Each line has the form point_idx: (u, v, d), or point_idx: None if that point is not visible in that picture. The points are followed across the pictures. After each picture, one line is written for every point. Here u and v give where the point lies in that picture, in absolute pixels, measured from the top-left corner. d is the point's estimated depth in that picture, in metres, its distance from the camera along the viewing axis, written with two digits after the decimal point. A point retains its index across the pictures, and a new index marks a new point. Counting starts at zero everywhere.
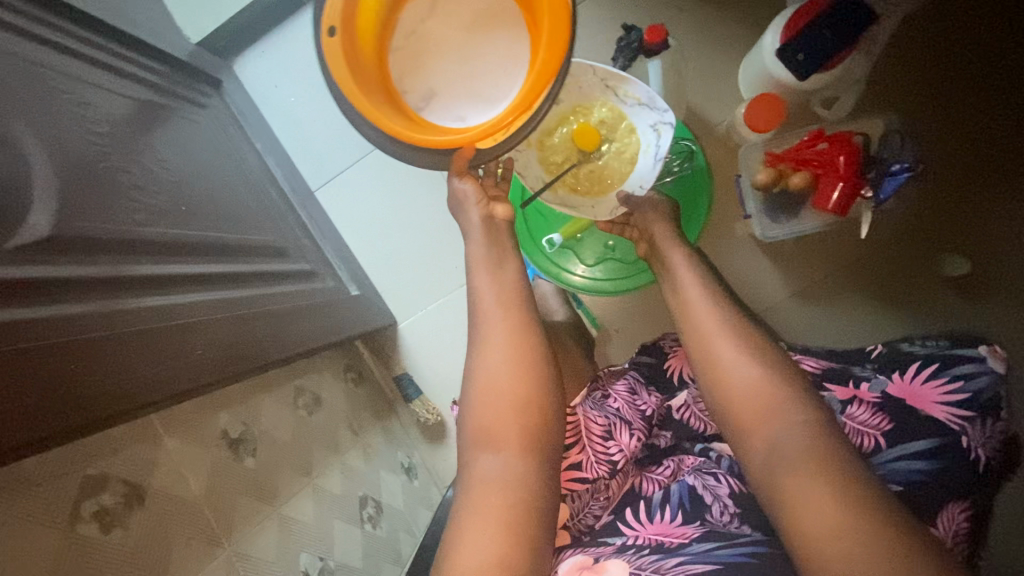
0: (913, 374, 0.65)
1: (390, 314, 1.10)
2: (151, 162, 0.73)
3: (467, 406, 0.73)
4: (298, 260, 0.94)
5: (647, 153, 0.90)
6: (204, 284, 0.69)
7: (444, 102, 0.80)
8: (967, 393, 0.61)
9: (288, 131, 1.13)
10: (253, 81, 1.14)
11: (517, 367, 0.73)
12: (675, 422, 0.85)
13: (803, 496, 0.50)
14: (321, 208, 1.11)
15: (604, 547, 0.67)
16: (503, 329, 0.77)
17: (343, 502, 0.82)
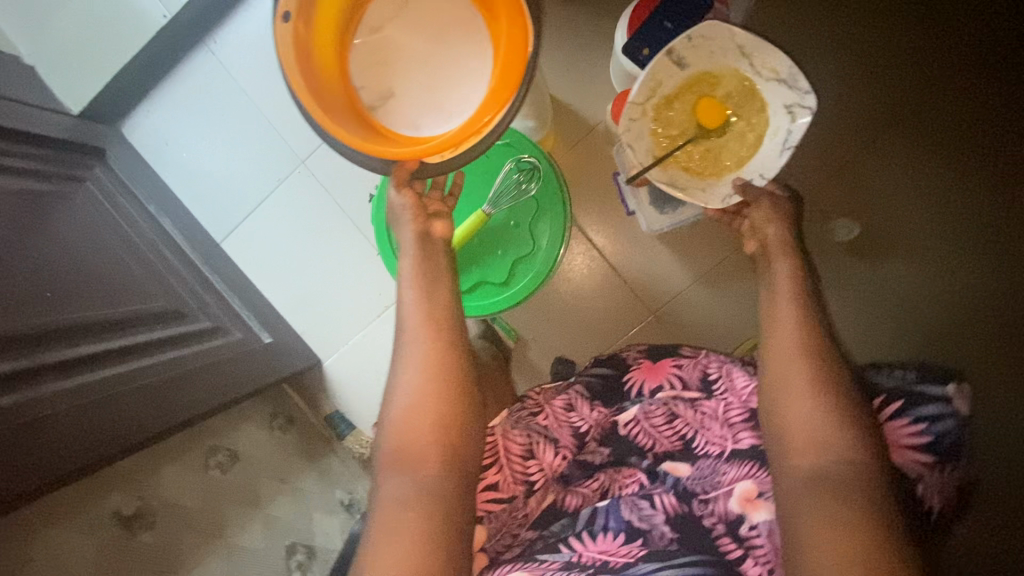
0: (881, 413, 0.61)
1: (313, 354, 1.10)
2: (18, 254, 0.73)
3: (387, 425, 0.68)
4: (200, 318, 0.94)
5: (775, 135, 0.80)
6: (77, 368, 0.70)
7: (402, 104, 0.73)
8: (932, 436, 0.58)
9: (186, 187, 1.13)
10: (145, 143, 1.13)
11: (428, 373, 0.68)
12: (620, 439, 0.73)
13: (822, 537, 0.51)
14: (229, 259, 1.11)
15: (546, 563, 0.63)
16: (421, 334, 0.72)
17: (266, 556, 0.83)
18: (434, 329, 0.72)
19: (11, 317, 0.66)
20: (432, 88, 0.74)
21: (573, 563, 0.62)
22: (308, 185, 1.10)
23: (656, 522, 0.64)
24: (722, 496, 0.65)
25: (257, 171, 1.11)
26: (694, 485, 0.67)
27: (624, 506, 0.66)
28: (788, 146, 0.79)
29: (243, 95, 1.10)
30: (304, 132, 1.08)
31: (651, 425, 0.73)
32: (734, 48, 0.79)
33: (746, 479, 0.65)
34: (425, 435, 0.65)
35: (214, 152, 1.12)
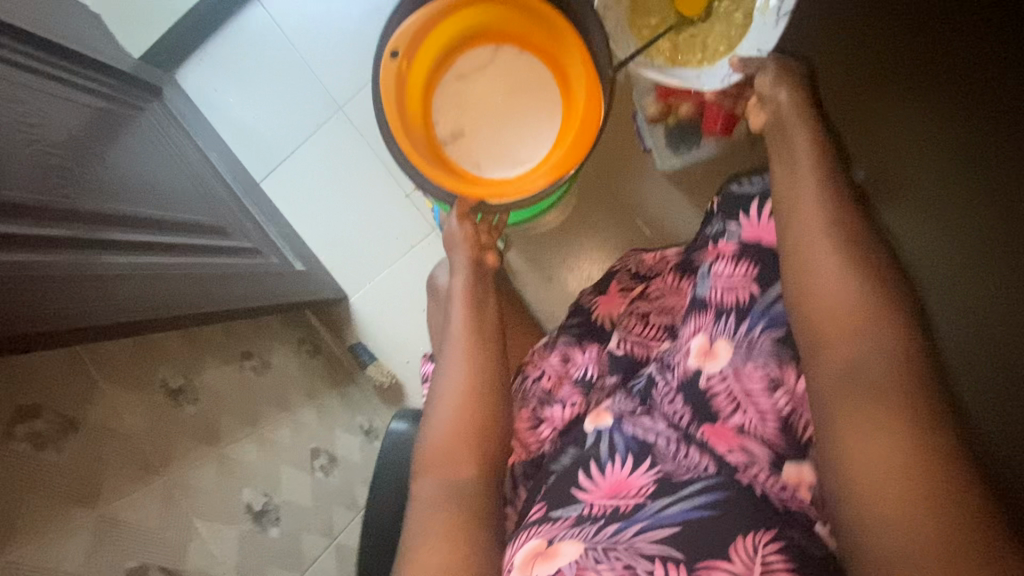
0: (759, 213, 0.69)
1: (339, 288, 1.16)
2: (87, 153, 0.80)
3: (429, 422, 0.70)
4: (241, 239, 1.01)
5: (762, 10, 0.77)
6: (137, 252, 0.76)
7: (466, 147, 0.99)
8: None
9: (230, 130, 1.20)
10: (194, 87, 1.21)
11: (466, 390, 0.71)
12: (617, 359, 0.78)
13: (863, 445, 0.44)
14: (266, 196, 1.18)
15: (560, 521, 0.59)
16: (462, 364, 0.75)
17: (292, 451, 0.88)
18: (471, 355, 0.75)
19: (79, 197, 0.73)
20: (498, 138, 0.99)
21: (585, 517, 0.58)
22: (342, 128, 1.17)
23: (660, 430, 0.65)
24: (683, 357, 0.68)
25: (297, 116, 1.18)
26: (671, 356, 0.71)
27: (625, 423, 0.67)
28: (782, 13, 0.73)
29: (289, 44, 1.18)
30: (343, 80, 1.16)
31: (636, 335, 0.79)
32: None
33: (699, 334, 0.68)
34: (458, 457, 0.67)
35: (256, 98, 1.20)
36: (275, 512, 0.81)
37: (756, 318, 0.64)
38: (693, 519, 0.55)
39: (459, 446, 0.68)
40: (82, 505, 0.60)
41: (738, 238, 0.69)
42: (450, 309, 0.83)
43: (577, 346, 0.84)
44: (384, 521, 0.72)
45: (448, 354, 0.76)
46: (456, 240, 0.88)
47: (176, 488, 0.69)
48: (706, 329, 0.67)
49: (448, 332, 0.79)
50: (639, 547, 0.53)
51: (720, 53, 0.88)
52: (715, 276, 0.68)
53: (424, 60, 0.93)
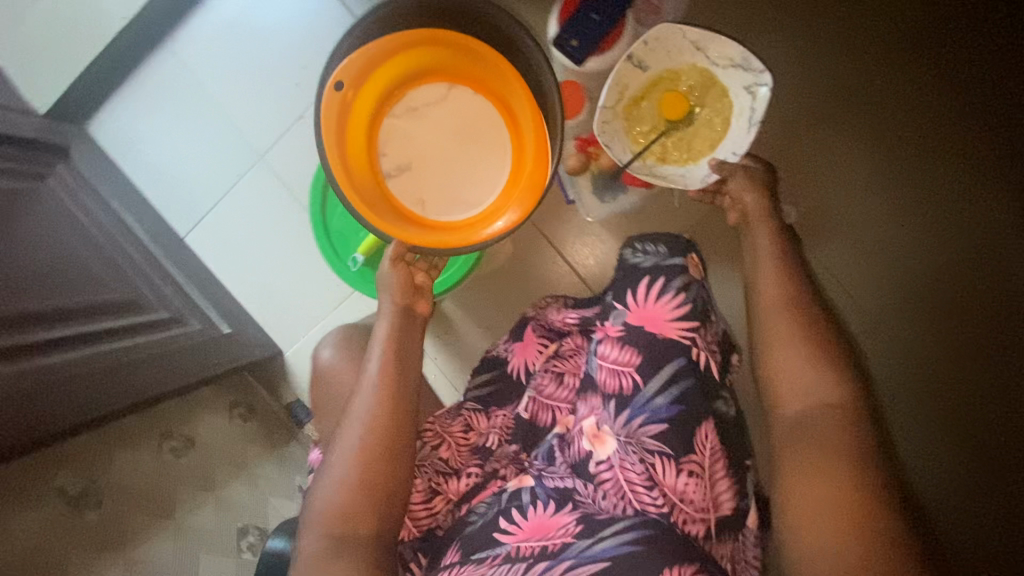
0: (647, 297, 0.67)
1: (272, 344, 1.13)
2: None
3: (331, 462, 0.66)
4: (157, 309, 0.98)
5: (739, 119, 0.86)
6: (38, 352, 0.76)
7: (411, 182, 0.90)
8: (687, 303, 0.65)
9: (152, 184, 1.15)
10: (110, 140, 1.16)
11: (380, 440, 0.66)
12: (522, 423, 0.76)
13: (803, 492, 0.56)
14: (191, 252, 1.14)
15: (484, 564, 0.59)
16: (365, 426, 0.66)
17: (215, 536, 0.87)
18: (378, 418, 0.67)
19: None
20: (448, 176, 0.91)
21: (514, 557, 0.58)
22: (265, 178, 1.12)
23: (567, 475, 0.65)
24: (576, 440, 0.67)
25: (218, 166, 1.14)
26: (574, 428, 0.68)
27: (543, 477, 0.66)
28: (753, 123, 0.84)
29: (204, 91, 1.13)
30: (262, 127, 1.11)
31: (547, 396, 0.76)
32: (689, 44, 0.86)
33: (589, 415, 0.67)
34: (352, 524, 0.62)
35: (174, 149, 1.15)
36: None
37: (640, 408, 0.63)
38: (623, 555, 0.54)
39: (358, 507, 0.63)
40: None
41: (624, 319, 0.67)
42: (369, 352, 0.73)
43: (484, 413, 0.81)
44: None
45: (353, 411, 0.68)
46: (388, 285, 0.75)
47: None
48: (596, 409, 0.66)
49: (363, 381, 0.71)
50: None
51: (706, 157, 0.88)
52: (601, 358, 0.67)
53: (370, 93, 0.83)
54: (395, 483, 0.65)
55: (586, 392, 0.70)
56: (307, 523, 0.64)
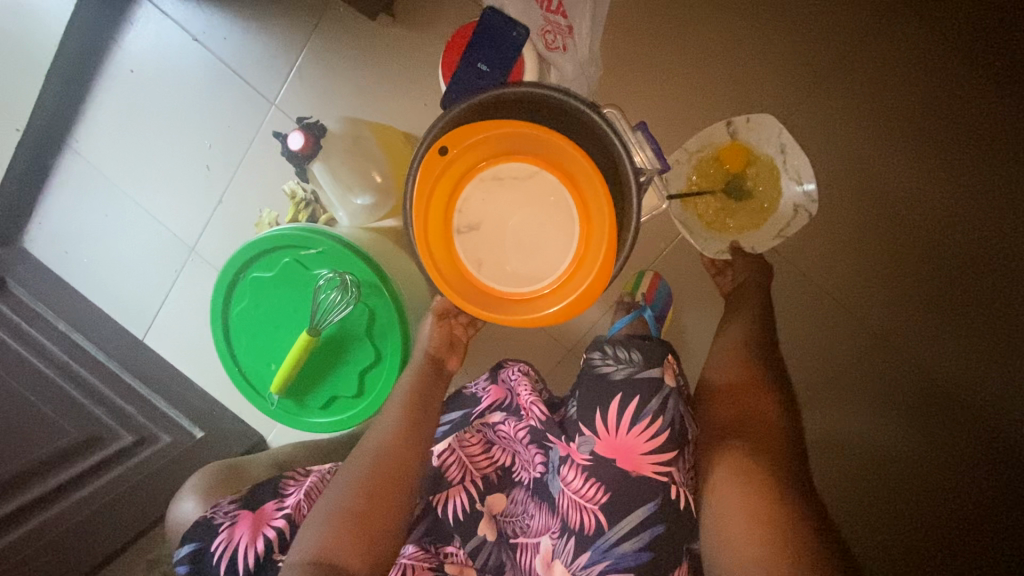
0: (618, 426, 0.62)
1: (252, 433, 1.12)
2: None
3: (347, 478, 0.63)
4: (125, 435, 0.98)
5: (778, 225, 0.85)
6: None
7: (479, 245, 0.69)
8: (665, 430, 0.61)
9: (100, 293, 1.12)
10: (47, 255, 1.12)
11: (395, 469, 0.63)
12: (433, 472, 0.69)
13: (725, 494, 0.59)
14: (153, 354, 1.12)
15: None
16: (381, 458, 0.64)
17: None
18: (398, 455, 0.64)
19: None
20: (520, 243, 0.69)
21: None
22: (205, 271, 1.07)
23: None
24: (530, 551, 0.66)
25: (157, 264, 1.09)
26: (511, 527, 0.68)
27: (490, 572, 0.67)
28: (783, 236, 0.85)
29: (121, 190, 1.06)
30: (186, 219, 1.04)
31: (467, 453, 0.69)
32: (778, 145, 0.84)
33: (545, 536, 0.65)
34: (349, 552, 0.58)
35: (110, 253, 1.10)
36: None
37: (605, 552, 0.60)
38: None
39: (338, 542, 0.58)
40: None
41: (593, 447, 0.63)
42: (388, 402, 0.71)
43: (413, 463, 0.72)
44: None
45: (369, 446, 0.66)
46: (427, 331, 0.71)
47: None
48: (551, 532, 0.64)
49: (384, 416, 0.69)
50: None
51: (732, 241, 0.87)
52: (563, 484, 0.63)
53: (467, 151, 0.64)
54: (393, 526, 0.62)
55: (536, 498, 0.67)
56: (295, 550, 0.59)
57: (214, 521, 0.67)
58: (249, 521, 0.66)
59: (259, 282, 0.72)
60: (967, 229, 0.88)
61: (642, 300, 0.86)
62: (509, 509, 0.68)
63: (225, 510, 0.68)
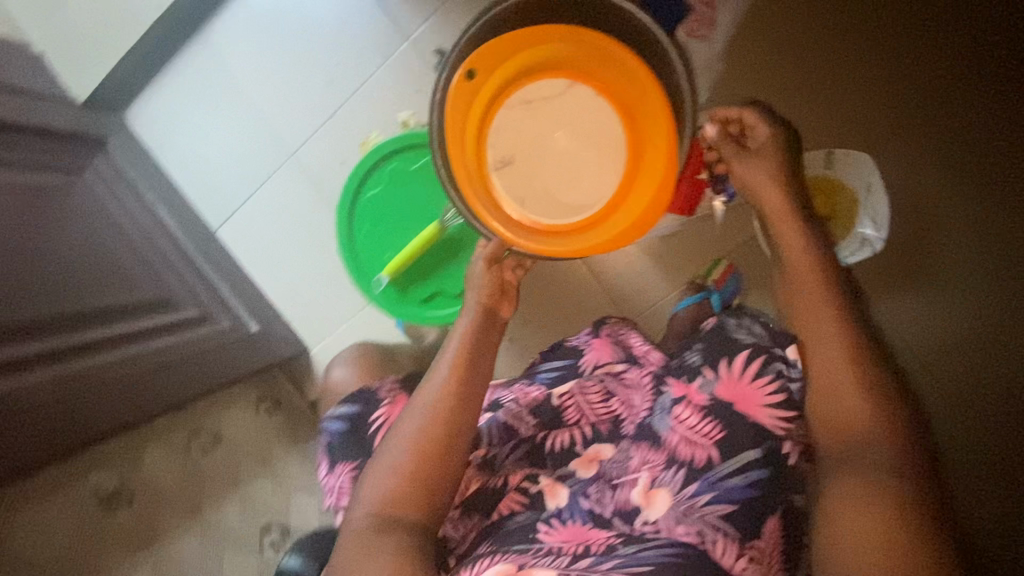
0: (740, 376, 0.68)
1: (299, 343, 1.14)
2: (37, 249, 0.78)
3: (396, 437, 0.72)
4: (186, 307, 0.99)
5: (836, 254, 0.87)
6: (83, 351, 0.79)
7: (520, 174, 0.76)
8: (787, 393, 0.66)
9: (187, 180, 1.17)
10: (146, 133, 1.16)
11: (436, 434, 0.71)
12: (550, 406, 0.80)
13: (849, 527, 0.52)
14: (224, 246, 1.15)
15: (529, 551, 0.62)
16: (427, 418, 0.73)
17: (238, 535, 0.89)
18: (443, 415, 0.73)
19: (24, 301, 0.73)
20: (558, 173, 0.76)
21: (555, 550, 0.61)
22: (297, 178, 1.12)
23: (608, 509, 0.67)
24: (627, 487, 0.68)
25: (252, 163, 1.14)
26: (612, 469, 0.71)
27: (581, 497, 0.69)
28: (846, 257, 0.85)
29: (235, 85, 1.12)
30: (295, 124, 1.10)
31: (585, 398, 0.80)
32: (862, 183, 0.85)
33: (643, 471, 0.68)
34: (404, 501, 0.68)
35: (210, 143, 1.15)
36: None
37: (707, 484, 0.63)
38: (668, 563, 0.56)
39: (395, 488, 0.68)
40: None
41: (713, 390, 0.69)
42: (437, 363, 0.78)
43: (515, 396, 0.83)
44: None
45: (424, 400, 0.75)
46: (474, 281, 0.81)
47: None
48: (652, 465, 0.68)
49: (433, 375, 0.77)
50: None
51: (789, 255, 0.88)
52: (676, 421, 0.69)
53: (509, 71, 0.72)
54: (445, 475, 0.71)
55: (639, 443, 0.72)
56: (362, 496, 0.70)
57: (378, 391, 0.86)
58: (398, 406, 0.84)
59: (397, 170, 0.84)
60: None
61: (711, 285, 0.93)
62: (614, 457, 0.73)
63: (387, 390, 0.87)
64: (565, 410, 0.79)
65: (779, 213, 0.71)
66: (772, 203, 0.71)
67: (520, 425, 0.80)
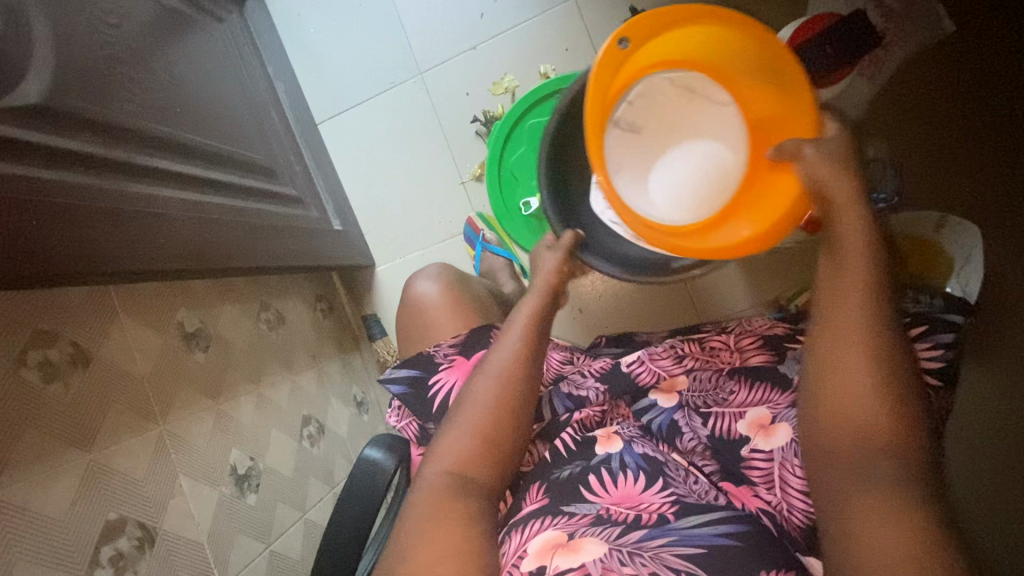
0: None
1: (369, 255, 1.13)
2: (161, 75, 0.76)
3: (456, 416, 0.61)
4: (286, 185, 0.98)
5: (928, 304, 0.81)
6: (202, 188, 0.77)
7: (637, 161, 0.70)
8: (943, 362, 0.59)
9: (306, 65, 1.15)
10: (278, 8, 1.14)
11: (497, 411, 0.60)
12: (621, 376, 0.74)
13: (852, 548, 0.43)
14: (322, 141, 1.14)
15: (575, 518, 0.57)
16: (499, 393, 0.61)
17: (285, 416, 0.86)
18: (521, 378, 0.63)
19: (149, 115, 0.71)
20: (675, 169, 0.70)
21: (605, 519, 0.56)
22: (417, 96, 1.12)
23: (702, 436, 0.67)
24: (730, 418, 0.66)
25: (375, 68, 1.13)
26: (696, 399, 0.70)
27: (635, 444, 0.66)
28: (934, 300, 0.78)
29: None
30: (432, 44, 1.10)
31: (656, 365, 0.74)
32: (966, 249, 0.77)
33: (759, 406, 0.66)
34: (480, 465, 0.58)
35: (340, 37, 1.14)
36: (259, 475, 0.77)
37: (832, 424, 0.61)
38: (718, 545, 0.51)
39: (464, 450, 0.58)
40: (76, 447, 0.55)
41: None
42: (507, 326, 0.68)
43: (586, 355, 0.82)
44: (357, 536, 0.65)
45: (490, 367, 0.64)
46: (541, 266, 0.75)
47: (171, 440, 0.65)
48: (772, 403, 0.65)
49: (498, 345, 0.66)
50: (665, 559, 0.50)
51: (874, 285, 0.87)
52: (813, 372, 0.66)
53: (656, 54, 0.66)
54: (505, 463, 0.60)
55: (740, 375, 0.70)
56: (433, 454, 0.59)
57: (435, 358, 0.75)
58: (461, 368, 0.73)
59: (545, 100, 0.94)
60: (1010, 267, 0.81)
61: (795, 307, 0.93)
62: (696, 386, 0.71)
63: (443, 354, 0.75)
64: (635, 375, 0.74)
65: (848, 204, 0.52)
66: (839, 191, 0.53)
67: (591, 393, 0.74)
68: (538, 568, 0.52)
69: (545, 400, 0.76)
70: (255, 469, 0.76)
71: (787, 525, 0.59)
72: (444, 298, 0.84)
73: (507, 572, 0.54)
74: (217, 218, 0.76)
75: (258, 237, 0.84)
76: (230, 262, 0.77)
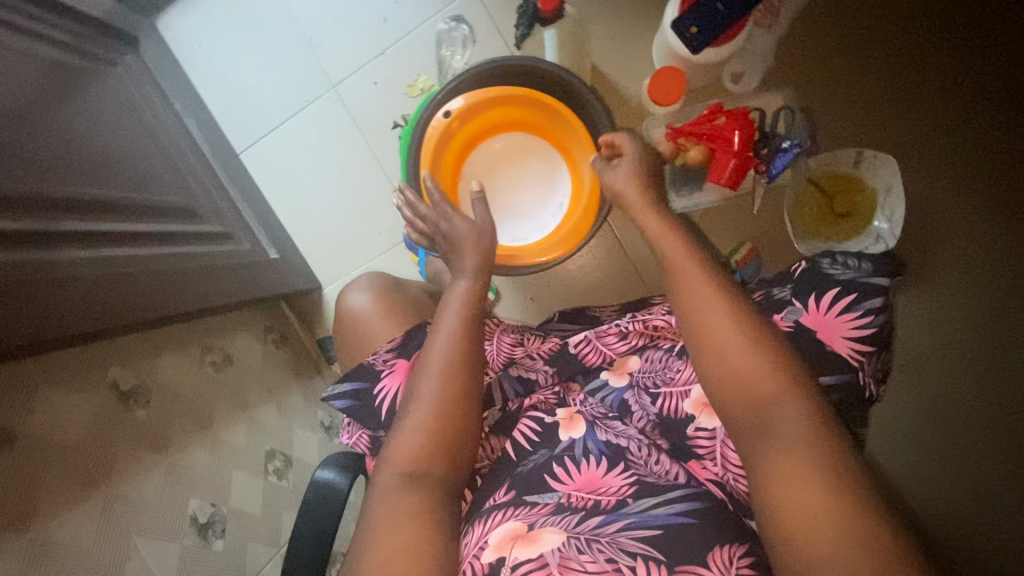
0: (828, 305, 0.62)
1: (313, 278, 1.12)
2: (54, 132, 0.73)
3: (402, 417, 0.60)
4: (212, 223, 0.96)
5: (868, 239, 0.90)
6: (118, 242, 0.75)
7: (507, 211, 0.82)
8: (874, 328, 0.60)
9: (216, 95, 1.12)
10: (177, 41, 1.11)
11: (440, 402, 0.59)
12: (569, 357, 0.77)
13: (781, 501, 0.44)
14: (245, 170, 1.11)
15: (536, 508, 0.57)
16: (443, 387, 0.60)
17: (246, 455, 0.85)
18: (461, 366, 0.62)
19: (44, 177, 0.69)
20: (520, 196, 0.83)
21: (565, 506, 0.57)
22: (334, 110, 1.10)
23: (651, 414, 0.68)
24: (677, 397, 0.67)
25: (286, 88, 1.11)
26: (646, 379, 0.71)
27: (597, 429, 0.65)
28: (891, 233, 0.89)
29: (279, 8, 1.09)
30: (341, 57, 1.09)
31: (603, 343, 0.77)
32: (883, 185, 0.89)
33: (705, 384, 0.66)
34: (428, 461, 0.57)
35: (245, 62, 1.11)
36: (222, 520, 0.76)
37: None
38: (676, 524, 0.52)
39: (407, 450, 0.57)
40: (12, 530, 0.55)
41: (798, 319, 0.63)
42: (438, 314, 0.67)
43: (542, 337, 0.82)
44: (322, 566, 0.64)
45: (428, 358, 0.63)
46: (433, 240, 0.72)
47: (119, 502, 0.65)
48: None
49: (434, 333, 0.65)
50: (621, 543, 0.51)
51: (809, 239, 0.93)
52: None
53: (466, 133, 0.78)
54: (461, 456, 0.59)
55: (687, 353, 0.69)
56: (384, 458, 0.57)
57: (374, 366, 0.74)
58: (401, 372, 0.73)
59: None
60: (937, 192, 0.86)
61: (734, 266, 0.96)
62: (645, 367, 0.72)
63: (383, 361, 0.75)
64: (582, 355, 0.77)
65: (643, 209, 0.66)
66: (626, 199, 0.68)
67: (539, 376, 0.76)
68: (497, 559, 0.52)
69: (495, 384, 0.75)
70: (217, 515, 0.75)
71: (736, 493, 0.60)
72: (379, 308, 0.83)
73: (467, 563, 0.54)
74: (138, 271, 0.74)
75: (188, 281, 0.82)
76: (159, 310, 0.75)
